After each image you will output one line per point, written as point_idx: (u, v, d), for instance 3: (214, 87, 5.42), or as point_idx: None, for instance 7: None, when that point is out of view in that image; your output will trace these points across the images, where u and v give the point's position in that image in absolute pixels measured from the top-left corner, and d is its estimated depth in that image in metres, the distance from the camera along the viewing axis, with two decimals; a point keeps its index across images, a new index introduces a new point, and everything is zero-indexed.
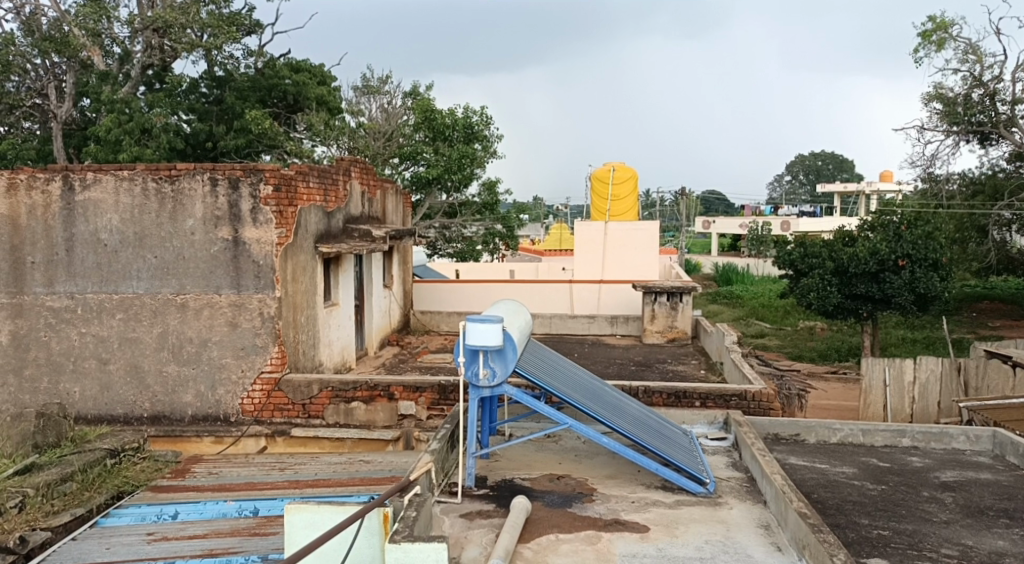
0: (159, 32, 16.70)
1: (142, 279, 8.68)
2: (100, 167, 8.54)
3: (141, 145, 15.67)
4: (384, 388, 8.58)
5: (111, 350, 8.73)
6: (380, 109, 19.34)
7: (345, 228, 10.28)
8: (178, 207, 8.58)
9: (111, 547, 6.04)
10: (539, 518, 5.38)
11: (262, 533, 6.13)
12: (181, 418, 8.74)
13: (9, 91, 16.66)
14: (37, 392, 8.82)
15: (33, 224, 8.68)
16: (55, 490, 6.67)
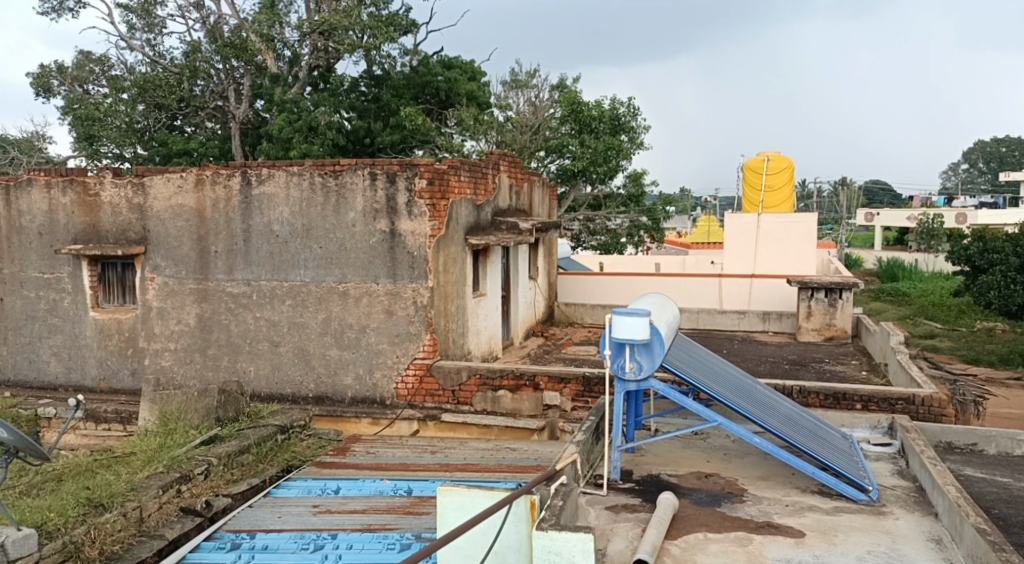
0: (325, 35, 17.65)
1: (309, 268, 9.26)
2: (274, 163, 9.17)
3: (309, 142, 16.66)
4: (530, 378, 8.73)
5: (282, 334, 9.38)
6: (527, 103, 19.59)
7: (493, 221, 10.51)
8: (341, 200, 9.08)
9: (282, 516, 6.47)
10: (687, 515, 5.33)
11: (416, 513, 6.42)
12: (342, 399, 9.27)
13: (196, 94, 18.23)
14: (218, 370, 9.62)
15: (217, 216, 9.46)
16: (235, 460, 7.31)
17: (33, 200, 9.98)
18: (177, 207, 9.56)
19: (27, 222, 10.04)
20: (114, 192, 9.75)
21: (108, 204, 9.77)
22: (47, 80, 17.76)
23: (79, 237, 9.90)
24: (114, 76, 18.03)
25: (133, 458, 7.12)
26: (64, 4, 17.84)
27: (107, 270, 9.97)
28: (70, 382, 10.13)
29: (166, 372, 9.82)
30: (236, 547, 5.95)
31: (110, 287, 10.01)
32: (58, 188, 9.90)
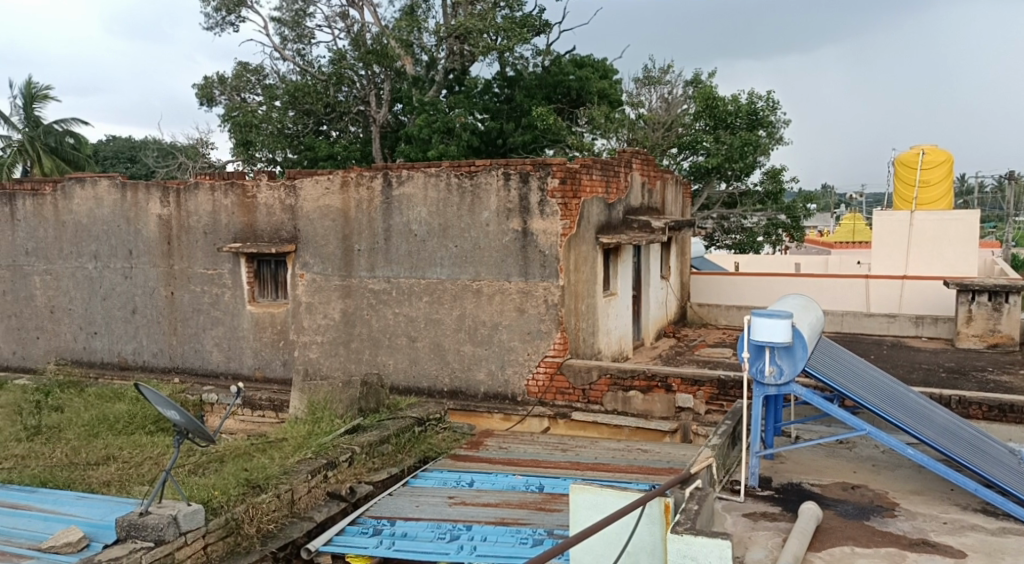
0: (460, 39, 18.08)
1: (445, 266, 9.52)
2: (413, 165, 9.49)
3: (445, 143, 17.12)
4: (662, 379, 8.63)
5: (419, 329, 9.69)
6: (661, 100, 19.26)
7: (625, 220, 10.44)
8: (476, 200, 9.28)
9: (420, 505, 6.69)
10: (831, 528, 5.10)
11: (548, 509, 6.48)
12: (475, 394, 9.47)
13: (341, 100, 19.10)
14: (361, 362, 10.07)
15: (360, 216, 9.88)
16: (376, 449, 7.64)
17: (199, 202, 10.78)
18: (324, 208, 10.06)
19: (193, 222, 10.85)
20: (269, 193, 10.38)
21: (264, 205, 10.42)
22: (210, 90, 19.15)
23: (238, 236, 10.60)
24: (268, 85, 19.17)
25: (285, 444, 7.56)
26: (226, 19, 19.15)
27: (262, 267, 10.64)
28: (229, 371, 10.88)
29: (313, 363, 10.36)
30: (378, 532, 6.21)
31: (265, 283, 10.67)
32: (221, 190, 10.66)
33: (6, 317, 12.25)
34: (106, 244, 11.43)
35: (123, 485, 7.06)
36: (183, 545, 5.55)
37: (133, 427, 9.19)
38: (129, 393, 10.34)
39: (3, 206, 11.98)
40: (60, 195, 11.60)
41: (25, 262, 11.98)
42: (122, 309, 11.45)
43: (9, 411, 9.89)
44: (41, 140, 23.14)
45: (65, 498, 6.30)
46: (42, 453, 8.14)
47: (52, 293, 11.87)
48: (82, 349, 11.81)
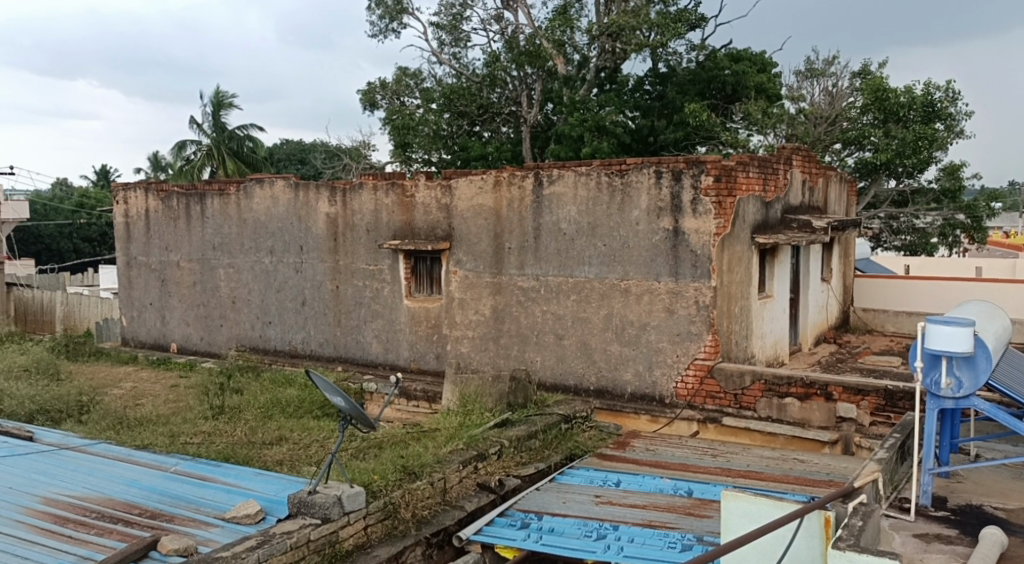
0: (614, 37, 17.91)
1: (593, 265, 9.52)
2: (564, 165, 9.56)
3: (596, 141, 17.13)
4: (822, 387, 8.23)
5: (566, 327, 9.76)
6: (824, 93, 18.36)
7: (783, 219, 10.04)
8: (626, 199, 9.22)
9: (567, 502, 6.75)
10: (1017, 556, 4.70)
11: (698, 514, 6.36)
12: (622, 394, 9.43)
13: (494, 101, 19.61)
14: (509, 358, 10.27)
15: (511, 215, 10.07)
16: (524, 444, 7.77)
17: (362, 201, 11.36)
18: (477, 207, 10.33)
19: (357, 220, 11.45)
20: (426, 193, 10.78)
21: (421, 204, 10.83)
22: (373, 95, 20.08)
23: (397, 233, 11.09)
24: (427, 88, 19.89)
25: (438, 434, 7.85)
26: (388, 26, 20.04)
27: (418, 264, 11.08)
28: (386, 361, 11.41)
29: (464, 357, 10.66)
30: (526, 526, 6.32)
31: (421, 279, 11.11)
32: (383, 190, 11.18)
33: (195, 306, 13.43)
34: (280, 240, 12.28)
35: (294, 464, 7.59)
36: (346, 524, 5.89)
37: (302, 412, 9.83)
38: (298, 379, 11.06)
39: (194, 205, 13.14)
40: (242, 195, 12.58)
41: (212, 256, 13.10)
42: (293, 301, 12.26)
43: (197, 392, 10.91)
44: (226, 144, 25.17)
45: (245, 473, 6.84)
46: (225, 430, 8.88)
47: (233, 285, 12.91)
48: (257, 336, 12.76)
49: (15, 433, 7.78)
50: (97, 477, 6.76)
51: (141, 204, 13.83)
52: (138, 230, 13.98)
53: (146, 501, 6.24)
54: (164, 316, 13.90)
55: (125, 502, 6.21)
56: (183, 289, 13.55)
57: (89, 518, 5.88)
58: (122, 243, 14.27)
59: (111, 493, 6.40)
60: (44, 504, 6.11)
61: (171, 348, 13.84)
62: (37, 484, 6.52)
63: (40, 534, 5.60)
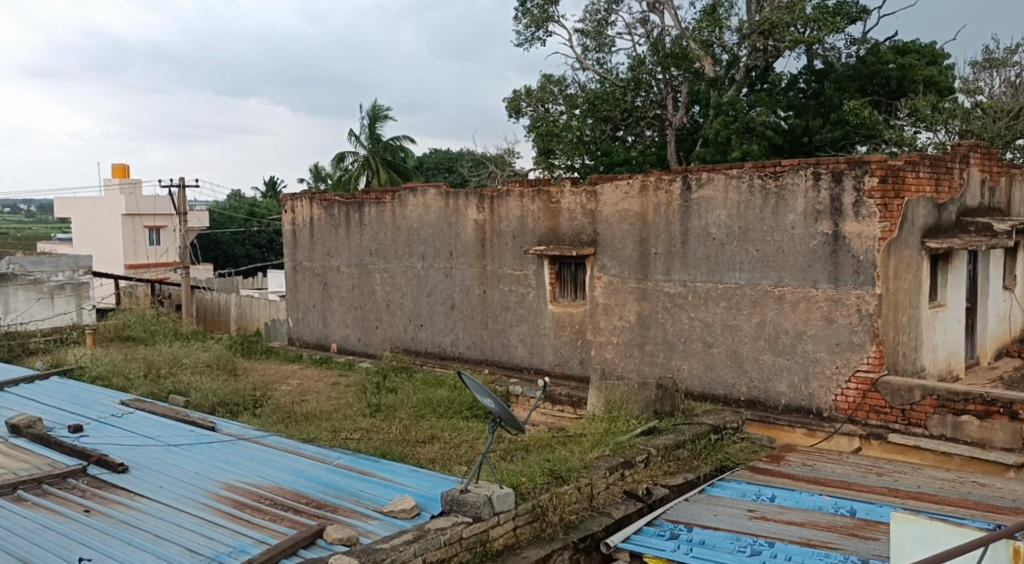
0: (765, 34, 17.36)
1: (744, 271, 9.21)
2: (714, 167, 9.31)
3: (746, 143, 16.59)
4: (1005, 405, 7.56)
5: (715, 335, 9.48)
6: (1003, 85, 17.09)
7: (958, 222, 9.30)
8: (781, 202, 8.86)
9: (719, 515, 6.55)
10: None
11: (862, 536, 5.99)
12: (775, 406, 9.06)
13: (637, 105, 19.30)
14: (655, 366, 10.11)
15: (658, 220, 9.92)
16: (671, 453, 7.62)
17: (509, 207, 11.54)
18: (623, 212, 10.24)
19: (504, 226, 11.65)
20: (572, 199, 10.81)
21: (567, 210, 10.86)
22: (518, 103, 20.39)
23: (542, 239, 11.19)
24: (570, 94, 19.89)
25: (584, 439, 7.84)
26: (535, 34, 20.27)
27: (563, 269, 11.11)
28: (532, 366, 11.52)
29: (609, 364, 10.59)
30: (675, 537, 6.20)
31: (565, 285, 11.13)
32: (529, 197, 11.31)
33: (353, 308, 14.11)
34: (431, 246, 12.68)
35: (445, 463, 7.82)
36: (496, 524, 5.99)
37: (452, 412, 10.10)
38: (448, 380, 11.39)
39: (353, 212, 13.83)
40: (396, 203, 13.11)
41: (368, 261, 13.72)
42: (443, 305, 12.63)
43: (355, 390, 11.47)
44: (381, 154, 26.35)
45: (401, 469, 7.11)
46: (381, 428, 9.27)
47: (387, 288, 13.46)
48: (410, 338, 13.23)
49: (199, 422, 8.46)
50: (269, 466, 7.23)
51: (306, 212, 14.71)
52: (303, 237, 14.87)
53: (313, 491, 6.61)
54: (325, 318, 14.69)
55: (294, 491, 6.60)
56: (342, 292, 14.27)
57: (264, 505, 6.29)
58: (289, 249, 15.20)
59: (281, 482, 6.83)
60: (225, 489, 6.61)
61: (331, 348, 14.62)
62: (218, 471, 7.06)
63: (222, 517, 6.05)
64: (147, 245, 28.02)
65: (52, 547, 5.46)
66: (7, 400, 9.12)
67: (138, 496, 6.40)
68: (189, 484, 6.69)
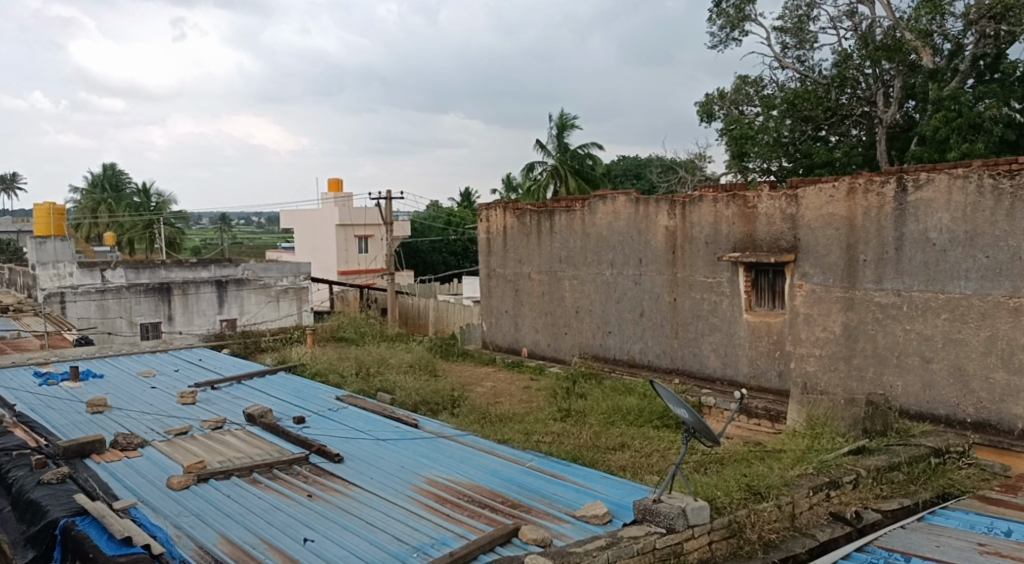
0: (997, 18, 15.79)
1: (971, 280, 8.40)
2: (934, 167, 8.60)
3: (969, 141, 15.07)
4: None
5: (935, 350, 8.73)
6: None
7: None
8: (1017, 203, 8.01)
9: (942, 546, 6.00)
10: None
11: None
12: (1009, 430, 8.19)
13: (842, 103, 18.25)
14: (864, 381, 9.45)
15: (868, 224, 9.27)
16: (884, 476, 7.11)
17: (702, 213, 11.26)
18: (828, 216, 9.67)
19: (696, 232, 11.38)
20: (770, 203, 10.36)
21: (765, 215, 10.43)
22: (710, 106, 19.89)
23: (737, 245, 10.81)
24: (767, 94, 19.02)
25: (784, 455, 7.51)
26: (730, 35, 19.67)
27: (760, 276, 10.66)
28: (726, 377, 11.15)
29: (812, 377, 10.03)
30: None
31: (762, 292, 10.68)
32: (723, 202, 10.98)
33: (543, 314, 14.36)
34: (621, 253, 12.64)
35: (637, 472, 7.78)
36: (691, 537, 5.85)
37: (643, 420, 10.00)
38: (638, 388, 11.29)
39: (544, 220, 14.08)
40: (586, 211, 13.19)
41: (559, 268, 13.90)
42: (632, 312, 12.54)
43: (547, 394, 11.67)
44: (569, 163, 26.59)
45: (592, 475, 7.13)
46: (572, 433, 9.36)
47: (577, 295, 13.57)
48: (599, 345, 13.26)
49: (404, 419, 8.96)
50: (467, 464, 7.51)
51: (500, 221, 15.15)
52: (496, 245, 15.32)
53: (508, 491, 6.79)
54: (517, 323, 15.06)
55: (490, 490, 6.82)
56: (533, 298, 14.56)
57: (463, 501, 6.55)
58: (484, 256, 15.70)
59: (478, 480, 7.08)
60: (427, 484, 6.95)
61: (522, 353, 14.96)
62: (421, 466, 7.44)
63: (425, 509, 6.37)
64: (357, 253, 30.14)
65: (282, 526, 6.00)
66: (242, 392, 10.14)
67: (351, 485, 6.89)
68: (395, 477, 7.10)
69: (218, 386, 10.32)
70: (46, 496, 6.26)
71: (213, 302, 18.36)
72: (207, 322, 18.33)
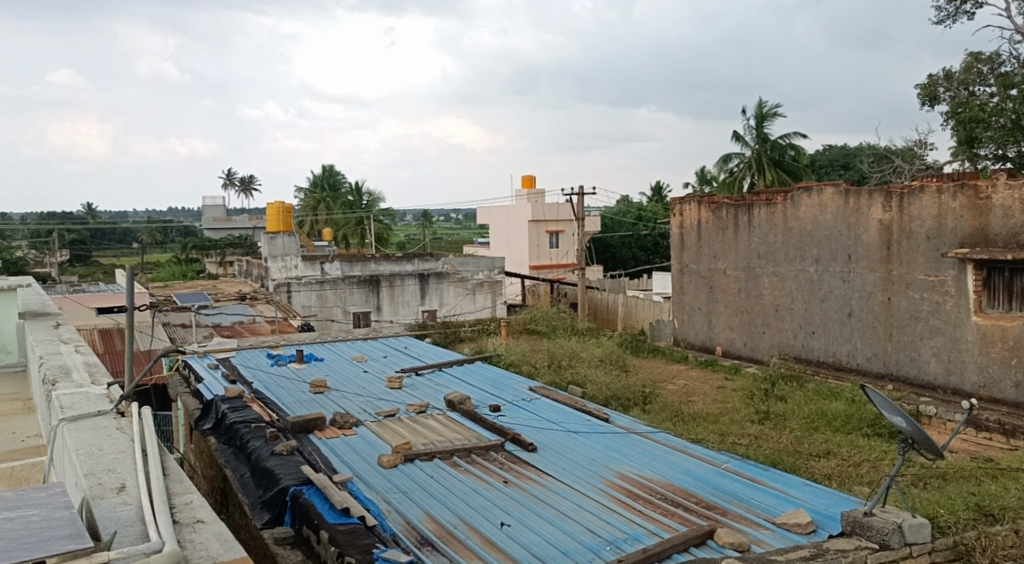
0: None
1: None
2: None
3: None
4: None
5: None
6: None
7: None
8: None
9: None
10: None
11: None
12: None
13: None
14: None
15: None
16: None
17: (923, 205, 10.35)
18: None
19: (915, 227, 10.47)
20: (1007, 193, 9.35)
21: (1000, 206, 9.42)
22: (934, 88, 18.31)
23: (966, 240, 9.81)
24: (1005, 73, 17.09)
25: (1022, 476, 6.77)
26: (960, 8, 17.89)
27: (992, 274, 9.66)
28: (949, 385, 10.19)
29: None
30: None
31: (995, 293, 9.67)
32: (949, 193, 10.01)
33: (739, 312, 13.82)
34: (827, 248, 11.87)
35: (844, 482, 7.31)
36: (907, 557, 5.40)
37: (851, 427, 9.36)
38: (845, 392, 10.58)
39: (742, 214, 13.53)
40: (789, 203, 12.55)
41: (757, 264, 13.31)
42: (839, 311, 11.76)
43: (743, 395, 11.22)
44: (768, 154, 25.37)
45: (793, 481, 6.75)
46: (771, 436, 8.94)
47: (777, 293, 12.94)
48: (800, 346, 12.57)
49: (595, 413, 8.95)
50: (659, 462, 7.37)
51: (694, 215, 14.73)
52: (689, 240, 14.92)
53: (702, 492, 6.58)
54: (711, 320, 14.60)
55: (683, 489, 6.64)
56: (729, 295, 14.05)
57: (656, 498, 6.43)
58: (676, 251, 15.32)
59: (671, 478, 6.92)
60: (619, 478, 6.90)
61: (716, 351, 14.50)
62: (612, 460, 7.39)
63: (618, 504, 6.32)
64: (549, 248, 30.58)
65: (480, 509, 6.20)
66: (443, 379, 10.60)
67: (544, 475, 6.98)
68: (587, 469, 7.11)
69: (422, 371, 10.90)
70: (277, 465, 6.89)
71: (415, 293, 19.33)
72: (411, 312, 19.34)
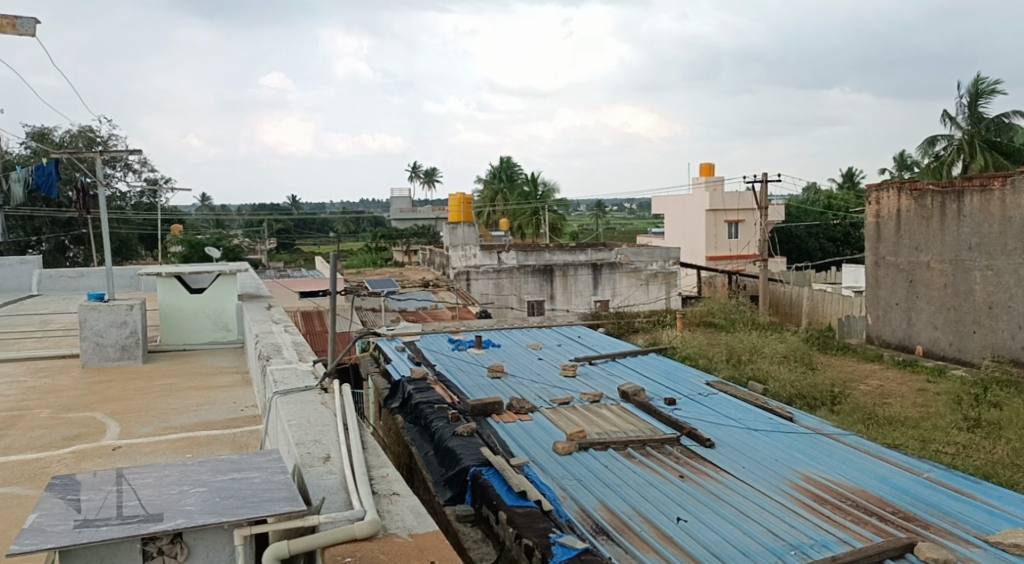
0: None
1: None
2: None
3: None
4: None
5: None
6: None
7: None
8: None
9: None
10: None
11: None
12: None
13: None
14: None
15: None
16: None
17: None
18: None
19: None
20: None
21: None
22: None
23: None
24: None
25: None
26: None
27: None
28: None
29: None
30: None
31: None
32: None
33: (945, 309, 12.70)
34: None
35: None
36: None
37: None
38: None
39: (951, 202, 12.42)
40: (1010, 188, 11.40)
41: (968, 257, 12.18)
42: None
43: (948, 399, 10.30)
44: (983, 135, 23.06)
45: (1008, 497, 6.12)
46: (982, 446, 8.16)
47: (990, 288, 11.78)
48: (1019, 348, 11.37)
49: (778, 411, 8.56)
50: (849, 466, 6.93)
51: (893, 203, 13.69)
52: (886, 230, 13.88)
53: (899, 501, 6.12)
54: (911, 317, 13.53)
55: (878, 497, 6.20)
56: (932, 291, 12.96)
57: (846, 505, 6.05)
58: (872, 243, 14.31)
59: (863, 484, 6.49)
60: (804, 481, 6.56)
61: (916, 351, 13.42)
62: (797, 462, 7.04)
63: (803, 507, 6.02)
64: (728, 238, 29.56)
65: (656, 503, 6.11)
66: (617, 369, 10.57)
67: (723, 472, 6.77)
68: (770, 470, 6.81)
69: (595, 361, 10.91)
70: (459, 445, 7.15)
71: (588, 284, 19.37)
72: (584, 302, 19.43)
